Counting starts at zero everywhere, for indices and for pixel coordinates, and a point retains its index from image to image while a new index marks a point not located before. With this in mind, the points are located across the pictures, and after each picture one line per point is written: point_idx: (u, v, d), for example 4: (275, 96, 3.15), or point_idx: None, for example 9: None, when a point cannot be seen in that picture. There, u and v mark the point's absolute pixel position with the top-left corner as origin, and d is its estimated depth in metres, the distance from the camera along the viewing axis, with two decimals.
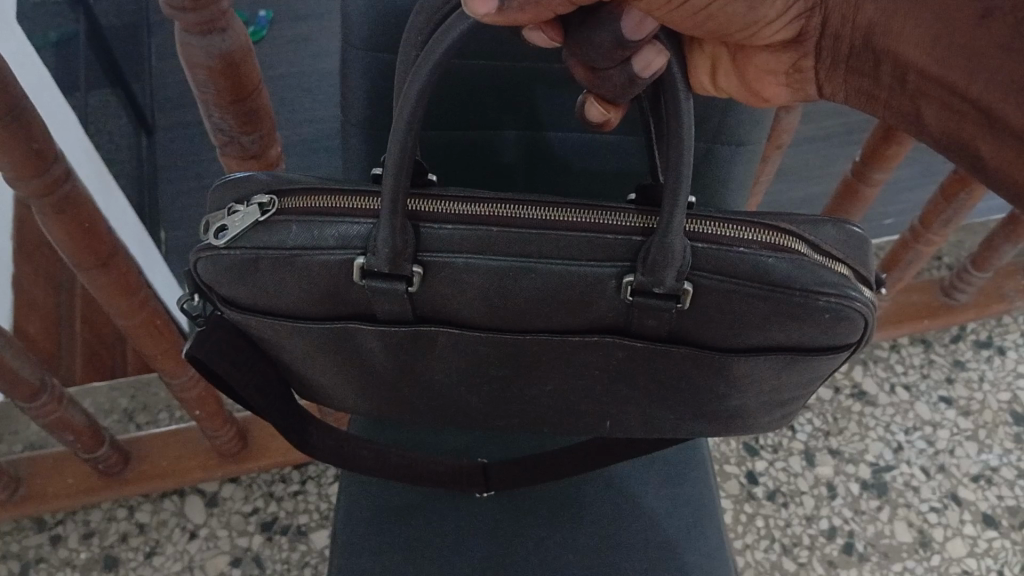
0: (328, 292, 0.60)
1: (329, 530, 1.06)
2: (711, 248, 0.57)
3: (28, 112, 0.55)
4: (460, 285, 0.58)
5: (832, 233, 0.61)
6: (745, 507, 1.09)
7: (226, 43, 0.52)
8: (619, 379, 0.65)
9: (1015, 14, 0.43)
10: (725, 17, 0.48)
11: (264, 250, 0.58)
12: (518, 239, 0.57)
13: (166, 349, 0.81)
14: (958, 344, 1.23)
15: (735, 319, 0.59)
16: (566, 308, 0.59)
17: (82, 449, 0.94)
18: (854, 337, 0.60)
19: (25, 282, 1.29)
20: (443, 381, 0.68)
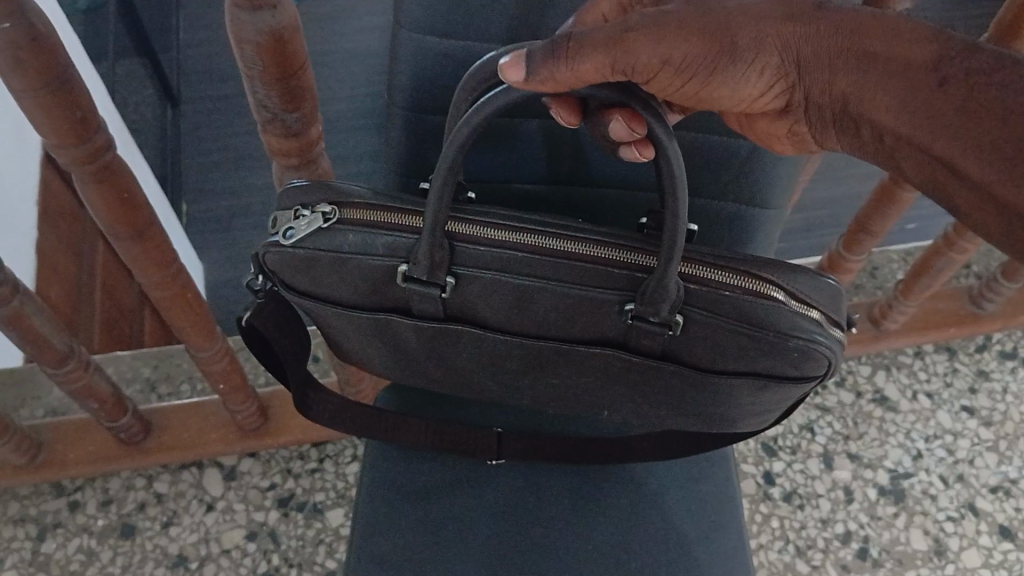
0: (373, 287, 0.61)
1: (344, 509, 1.06)
2: (700, 289, 0.59)
3: (75, 81, 0.55)
4: (486, 295, 0.60)
5: (808, 280, 0.61)
6: (760, 507, 1.09)
7: (276, 20, 0.51)
8: (632, 381, 0.65)
9: (969, 79, 0.48)
10: (713, 97, 0.54)
11: (323, 251, 0.60)
12: (543, 266, 0.58)
13: (195, 322, 0.81)
14: (983, 354, 1.22)
15: (717, 348, 0.60)
16: (579, 324, 0.61)
17: (106, 417, 0.95)
18: (822, 369, 0.60)
19: (52, 250, 1.29)
20: (470, 372, 0.69)
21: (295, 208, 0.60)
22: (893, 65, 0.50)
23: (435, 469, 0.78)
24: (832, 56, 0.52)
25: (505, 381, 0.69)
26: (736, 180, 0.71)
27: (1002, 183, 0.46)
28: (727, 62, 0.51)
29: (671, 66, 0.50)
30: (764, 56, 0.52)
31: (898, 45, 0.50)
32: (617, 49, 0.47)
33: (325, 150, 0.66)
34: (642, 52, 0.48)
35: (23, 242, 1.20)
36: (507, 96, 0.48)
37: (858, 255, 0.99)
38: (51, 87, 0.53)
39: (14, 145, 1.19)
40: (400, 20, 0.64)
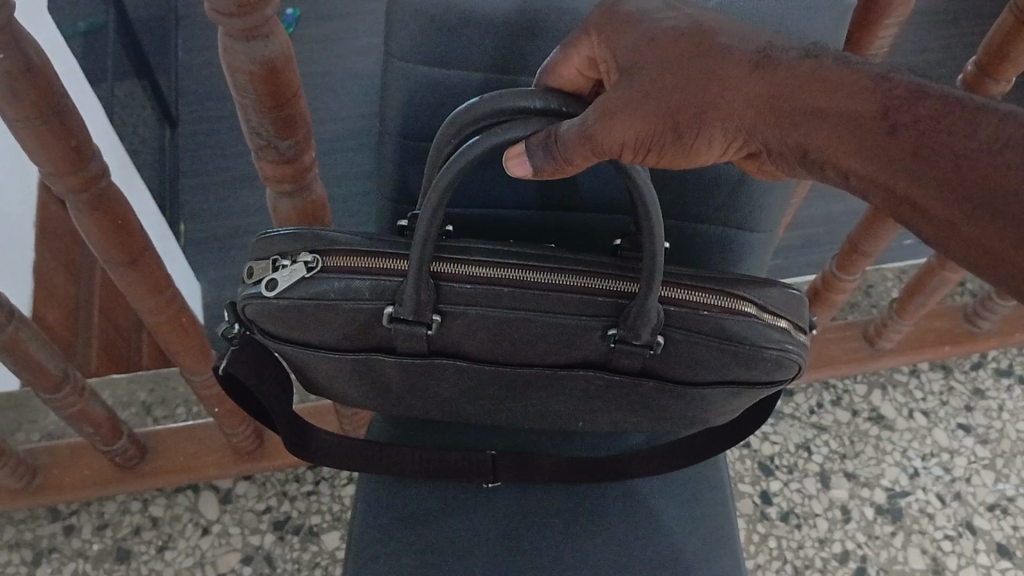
0: (357, 328, 0.61)
1: (341, 532, 1.06)
2: (678, 309, 0.61)
3: (69, 110, 0.55)
4: (472, 329, 0.61)
5: (777, 294, 0.63)
6: (757, 527, 1.08)
7: (269, 49, 0.52)
8: (613, 397, 0.67)
9: (918, 125, 0.48)
10: (671, 155, 0.53)
11: (308, 300, 0.59)
12: (527, 299, 0.59)
13: (189, 347, 0.81)
14: (979, 372, 1.23)
15: (694, 362, 0.63)
16: (562, 349, 0.62)
17: (101, 441, 0.95)
18: (791, 372, 0.64)
19: (50, 273, 1.29)
20: (450, 399, 0.70)
21: (274, 259, 0.59)
22: (843, 118, 0.49)
23: (429, 498, 0.77)
24: (786, 109, 0.51)
25: (485, 403, 0.70)
26: (728, 203, 0.71)
27: (965, 221, 0.46)
28: (671, 141, 0.51)
29: (629, 148, 0.51)
30: (716, 114, 0.51)
31: (843, 99, 0.50)
32: (588, 145, 0.50)
33: (318, 180, 0.66)
34: (606, 140, 0.50)
35: (21, 265, 1.20)
36: (482, 145, 0.50)
37: (852, 276, 0.97)
38: (45, 117, 0.54)
39: (10, 167, 1.19)
40: (390, 49, 0.64)
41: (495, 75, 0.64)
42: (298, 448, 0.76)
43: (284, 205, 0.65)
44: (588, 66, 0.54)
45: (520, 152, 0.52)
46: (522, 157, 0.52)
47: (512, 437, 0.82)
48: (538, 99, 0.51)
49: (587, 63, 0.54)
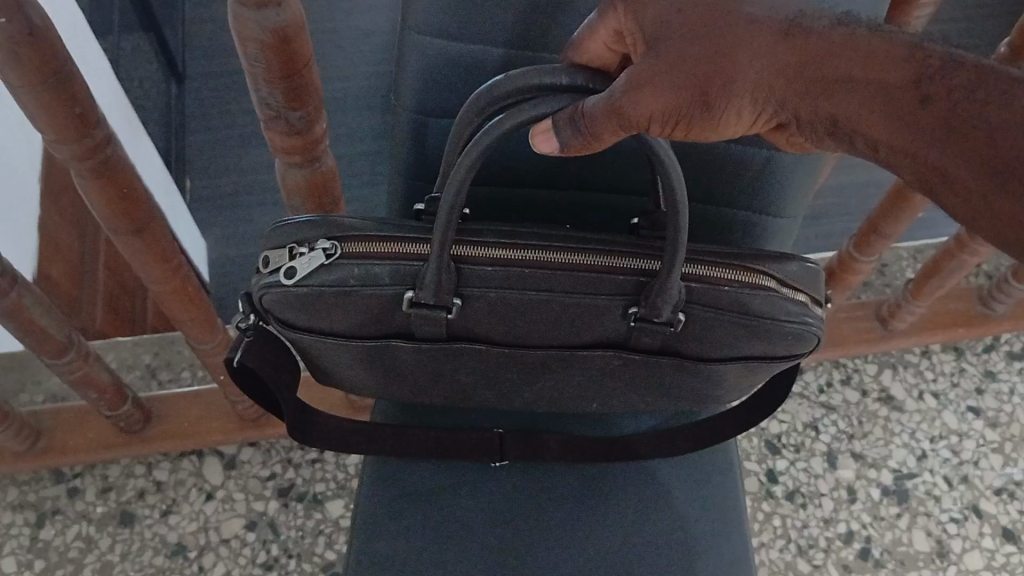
0: (374, 314, 0.60)
1: (345, 501, 1.05)
2: (700, 285, 0.59)
3: (73, 76, 0.53)
4: (491, 311, 0.59)
5: (795, 269, 0.62)
6: (762, 505, 1.08)
7: (280, 18, 0.50)
8: (629, 375, 0.66)
9: (950, 94, 0.47)
10: (699, 130, 0.51)
11: (327, 287, 0.58)
12: (548, 278, 0.58)
13: (195, 316, 0.80)
14: (991, 354, 1.21)
15: (714, 338, 0.62)
16: (582, 329, 0.61)
17: (105, 406, 0.94)
18: (811, 345, 0.63)
19: (58, 231, 1.28)
20: (461, 382, 0.68)
21: (291, 247, 0.58)
22: (873, 88, 0.48)
23: (439, 476, 0.76)
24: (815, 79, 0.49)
25: (495, 385, 0.69)
26: (753, 185, 0.69)
27: (996, 193, 0.46)
28: (699, 114, 0.49)
29: (657, 121, 0.49)
30: (744, 86, 0.49)
31: (876, 69, 0.48)
32: (617, 120, 0.48)
33: (329, 150, 0.64)
34: (633, 117, 0.48)
35: (27, 223, 1.18)
36: (510, 121, 0.48)
37: (870, 257, 0.95)
38: (48, 83, 0.52)
39: (15, 122, 1.17)
40: (406, 21, 0.62)
41: (513, 51, 0.62)
42: (302, 433, 0.75)
43: (294, 176, 0.64)
44: (615, 40, 0.52)
45: (546, 127, 0.49)
46: (548, 134, 0.49)
47: (517, 420, 0.81)
48: (564, 75, 0.50)
49: (615, 38, 0.52)
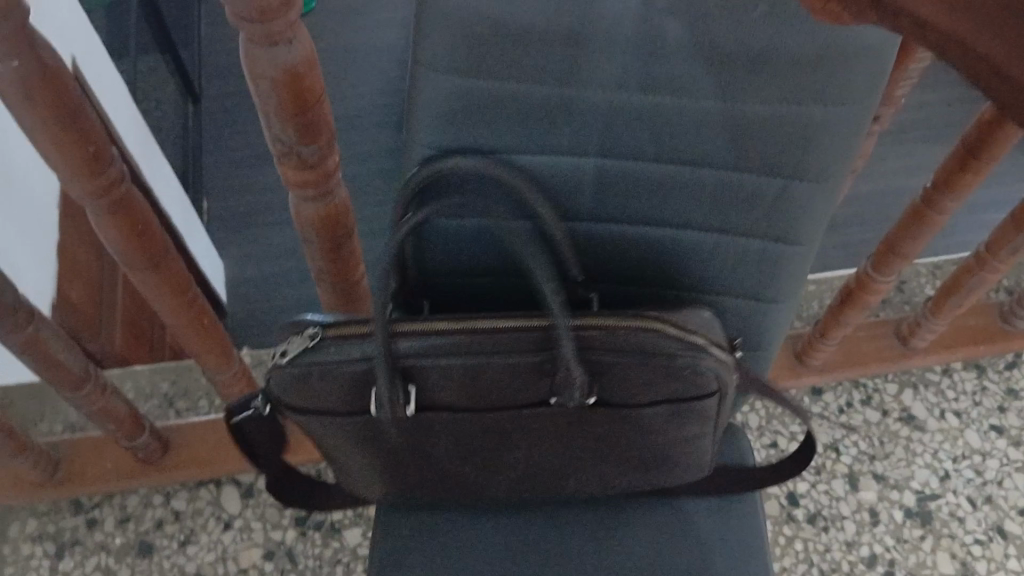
0: (350, 391, 0.59)
1: (362, 528, 1.04)
2: (598, 334, 0.56)
3: (86, 115, 0.54)
4: (439, 383, 0.58)
5: (703, 318, 0.60)
6: (784, 529, 1.07)
7: (292, 56, 0.50)
8: (581, 439, 0.64)
9: None
10: None
11: (313, 366, 0.57)
12: (473, 348, 0.57)
13: (211, 346, 0.80)
14: (1013, 371, 1.20)
15: (636, 384, 0.59)
16: (517, 392, 0.59)
17: (122, 437, 0.94)
18: (716, 382, 0.59)
19: (78, 253, 1.28)
20: (448, 461, 0.66)
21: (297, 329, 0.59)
22: None
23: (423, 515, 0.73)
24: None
25: (481, 461, 0.66)
26: None
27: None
28: None
29: None
30: None
31: None
32: None
33: (343, 182, 0.64)
34: None
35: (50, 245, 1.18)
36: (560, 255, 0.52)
37: (888, 277, 0.93)
38: (63, 123, 0.52)
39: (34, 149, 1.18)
40: None
41: None
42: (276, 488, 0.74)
43: (307, 209, 0.64)
44: None
45: None
46: None
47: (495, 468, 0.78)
48: None
49: None
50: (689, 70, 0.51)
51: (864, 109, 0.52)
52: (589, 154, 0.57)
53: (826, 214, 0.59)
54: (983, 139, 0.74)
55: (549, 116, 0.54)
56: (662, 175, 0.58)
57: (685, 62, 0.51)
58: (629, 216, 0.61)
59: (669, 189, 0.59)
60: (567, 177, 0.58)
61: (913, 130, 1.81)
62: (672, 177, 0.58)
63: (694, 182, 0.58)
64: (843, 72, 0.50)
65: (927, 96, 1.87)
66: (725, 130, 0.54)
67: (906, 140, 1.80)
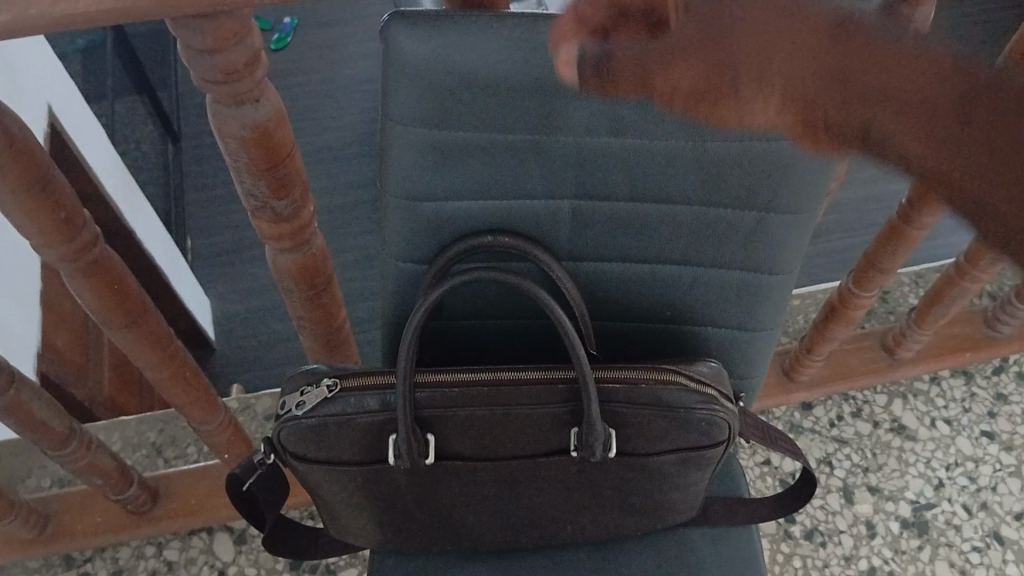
0: (363, 444, 0.59)
1: (358, 569, 1.02)
2: (620, 385, 0.58)
3: (56, 181, 0.53)
4: (458, 431, 0.59)
5: (707, 370, 0.62)
6: (782, 546, 1.06)
7: (259, 113, 0.50)
8: (590, 487, 0.64)
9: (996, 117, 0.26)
10: None
11: (331, 418, 0.58)
12: (492, 397, 0.58)
13: (195, 398, 0.79)
14: (1000, 376, 1.21)
15: (645, 434, 0.60)
16: (532, 439, 0.59)
17: (111, 490, 0.93)
18: (727, 434, 0.61)
19: (63, 299, 1.27)
20: (453, 512, 0.65)
21: (300, 386, 0.59)
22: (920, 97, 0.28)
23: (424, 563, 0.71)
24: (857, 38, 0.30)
25: (488, 510, 0.65)
26: None
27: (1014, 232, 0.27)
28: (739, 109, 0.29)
29: None
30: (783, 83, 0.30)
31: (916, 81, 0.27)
32: None
33: (319, 232, 0.64)
34: None
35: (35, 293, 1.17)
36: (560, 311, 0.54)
37: (871, 292, 0.93)
38: (34, 191, 0.52)
39: None
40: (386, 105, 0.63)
41: None
42: (270, 545, 0.72)
43: (284, 260, 0.64)
44: None
45: None
46: None
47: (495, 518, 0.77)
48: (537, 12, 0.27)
49: None
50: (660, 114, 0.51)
51: None
52: (565, 197, 0.57)
53: (806, 245, 0.59)
54: None
55: (522, 157, 0.54)
56: (639, 214, 0.58)
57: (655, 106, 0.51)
58: (609, 254, 0.61)
59: (647, 228, 0.59)
60: (545, 221, 0.58)
61: None
62: (649, 216, 0.58)
63: (671, 219, 0.58)
64: None
65: None
66: (699, 169, 0.54)
67: None
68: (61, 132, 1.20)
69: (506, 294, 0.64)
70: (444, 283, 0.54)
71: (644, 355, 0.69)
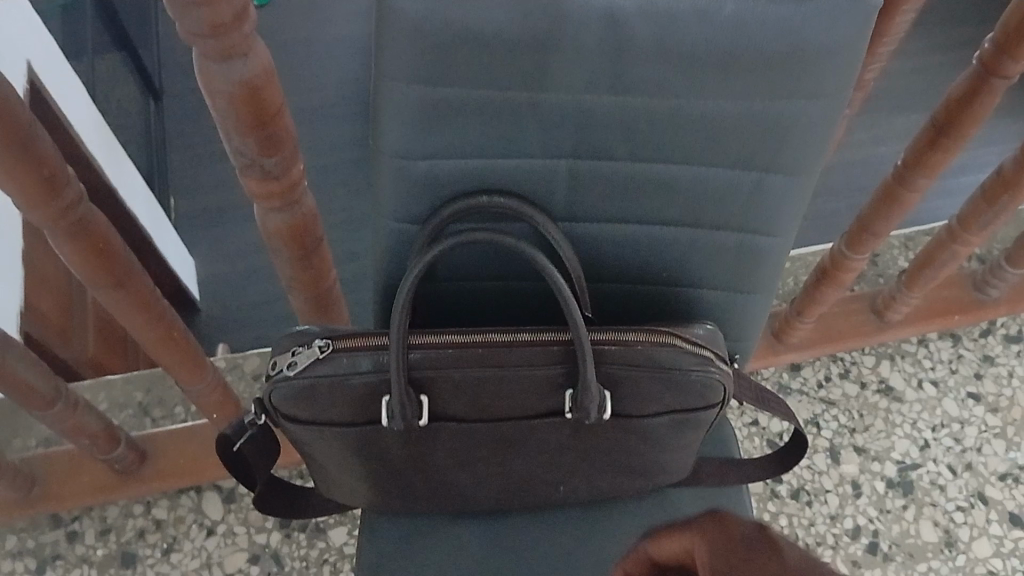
0: (356, 405, 0.58)
1: (348, 527, 1.02)
2: (616, 347, 0.58)
3: (38, 139, 0.52)
4: (451, 392, 0.58)
5: (701, 331, 0.62)
6: (768, 506, 1.07)
7: (248, 69, 0.49)
8: (583, 448, 0.64)
9: None
10: None
11: (324, 379, 0.57)
12: (485, 358, 0.57)
13: (182, 358, 0.78)
14: (987, 339, 1.21)
15: (638, 395, 0.60)
16: (525, 400, 0.59)
17: (98, 451, 0.93)
18: (720, 395, 0.61)
19: (45, 259, 1.25)
20: (446, 472, 0.65)
21: (292, 347, 0.58)
22: None
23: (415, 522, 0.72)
24: None
25: (481, 470, 0.65)
26: None
27: None
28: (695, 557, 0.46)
29: None
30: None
31: None
32: None
33: (309, 191, 0.63)
34: None
35: (15, 253, 1.15)
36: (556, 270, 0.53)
37: (863, 255, 0.93)
38: (16, 149, 0.50)
39: None
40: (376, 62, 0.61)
41: None
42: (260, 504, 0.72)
43: (273, 220, 0.62)
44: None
45: None
46: None
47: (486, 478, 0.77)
48: None
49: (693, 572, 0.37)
50: (658, 72, 0.50)
51: (835, 101, 0.52)
52: (561, 156, 0.56)
53: (805, 208, 0.58)
54: (953, 117, 0.74)
55: (516, 115, 0.53)
56: (635, 176, 0.57)
57: (653, 64, 0.50)
58: (605, 214, 0.60)
59: (643, 188, 0.58)
60: (540, 182, 0.57)
61: (888, 97, 1.80)
62: (648, 176, 0.57)
63: (668, 180, 0.57)
64: (813, 67, 0.49)
65: (902, 63, 1.85)
66: (698, 130, 0.53)
67: (880, 108, 1.79)
68: (40, 89, 1.17)
69: (499, 255, 0.63)
70: (437, 245, 0.53)
71: (638, 317, 0.69)
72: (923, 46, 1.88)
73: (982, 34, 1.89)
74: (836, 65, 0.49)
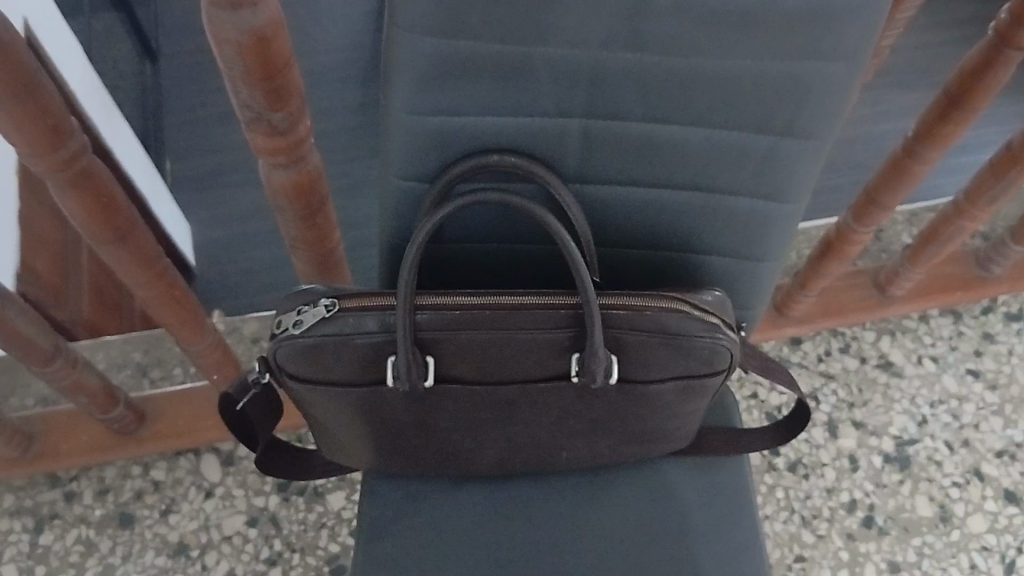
0: (361, 365, 0.58)
1: (346, 491, 1.02)
2: (623, 312, 0.58)
3: (41, 86, 0.51)
4: (458, 354, 0.58)
5: (710, 298, 0.61)
6: (765, 478, 1.07)
7: (257, 19, 0.48)
8: (588, 413, 0.63)
9: None
10: None
11: (329, 337, 0.57)
12: (493, 319, 0.57)
13: (183, 317, 0.78)
14: (988, 317, 1.21)
15: (645, 360, 0.59)
16: (532, 364, 0.59)
17: (97, 410, 0.93)
18: (727, 362, 0.61)
19: (41, 218, 1.24)
20: (449, 435, 0.65)
21: (297, 306, 0.58)
22: None
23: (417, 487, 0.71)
24: None
25: (484, 433, 0.65)
26: None
27: None
28: None
29: None
30: None
31: None
32: None
33: (316, 148, 0.62)
34: None
35: (10, 210, 1.14)
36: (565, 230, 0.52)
37: (868, 228, 0.92)
38: (17, 96, 0.49)
39: None
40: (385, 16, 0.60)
41: None
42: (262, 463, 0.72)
43: (278, 177, 0.61)
44: None
45: None
46: None
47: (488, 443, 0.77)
48: None
49: None
50: (675, 31, 0.49)
51: (853, 65, 0.50)
52: (573, 115, 0.55)
53: (819, 175, 0.58)
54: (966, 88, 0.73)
55: (528, 71, 0.52)
56: (646, 138, 0.56)
57: (670, 22, 0.49)
58: (615, 176, 0.59)
59: (654, 150, 0.57)
60: (551, 142, 0.56)
61: (895, 72, 1.78)
62: (660, 137, 0.56)
63: (680, 142, 0.56)
64: (833, 29, 0.48)
65: (910, 39, 1.83)
66: (713, 92, 0.53)
67: (886, 83, 1.77)
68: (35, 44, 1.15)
69: (506, 216, 0.62)
70: (447, 204, 0.52)
71: (644, 282, 0.68)
72: (931, 23, 1.85)
73: (991, 10, 1.87)
74: (858, 27, 0.48)
